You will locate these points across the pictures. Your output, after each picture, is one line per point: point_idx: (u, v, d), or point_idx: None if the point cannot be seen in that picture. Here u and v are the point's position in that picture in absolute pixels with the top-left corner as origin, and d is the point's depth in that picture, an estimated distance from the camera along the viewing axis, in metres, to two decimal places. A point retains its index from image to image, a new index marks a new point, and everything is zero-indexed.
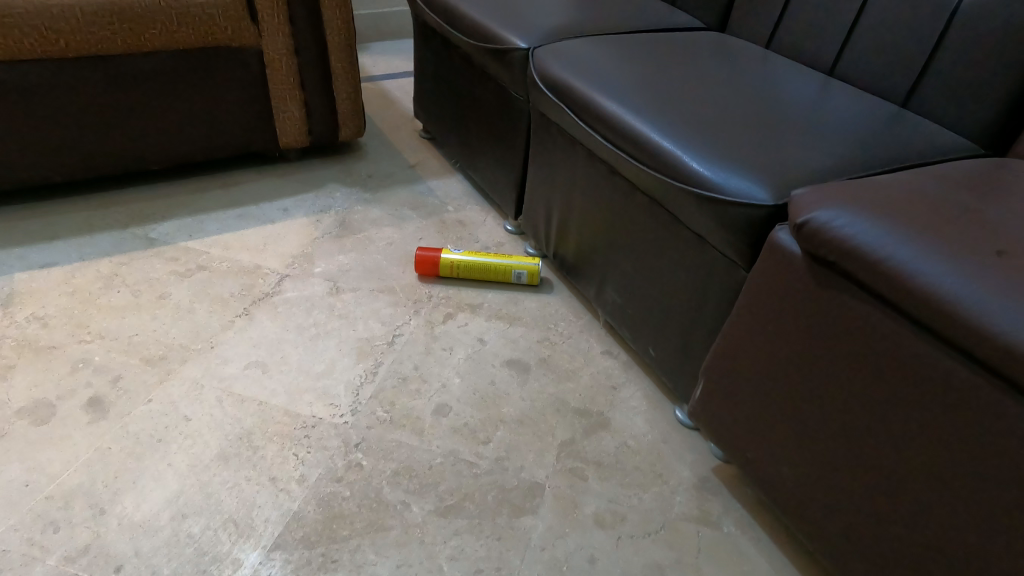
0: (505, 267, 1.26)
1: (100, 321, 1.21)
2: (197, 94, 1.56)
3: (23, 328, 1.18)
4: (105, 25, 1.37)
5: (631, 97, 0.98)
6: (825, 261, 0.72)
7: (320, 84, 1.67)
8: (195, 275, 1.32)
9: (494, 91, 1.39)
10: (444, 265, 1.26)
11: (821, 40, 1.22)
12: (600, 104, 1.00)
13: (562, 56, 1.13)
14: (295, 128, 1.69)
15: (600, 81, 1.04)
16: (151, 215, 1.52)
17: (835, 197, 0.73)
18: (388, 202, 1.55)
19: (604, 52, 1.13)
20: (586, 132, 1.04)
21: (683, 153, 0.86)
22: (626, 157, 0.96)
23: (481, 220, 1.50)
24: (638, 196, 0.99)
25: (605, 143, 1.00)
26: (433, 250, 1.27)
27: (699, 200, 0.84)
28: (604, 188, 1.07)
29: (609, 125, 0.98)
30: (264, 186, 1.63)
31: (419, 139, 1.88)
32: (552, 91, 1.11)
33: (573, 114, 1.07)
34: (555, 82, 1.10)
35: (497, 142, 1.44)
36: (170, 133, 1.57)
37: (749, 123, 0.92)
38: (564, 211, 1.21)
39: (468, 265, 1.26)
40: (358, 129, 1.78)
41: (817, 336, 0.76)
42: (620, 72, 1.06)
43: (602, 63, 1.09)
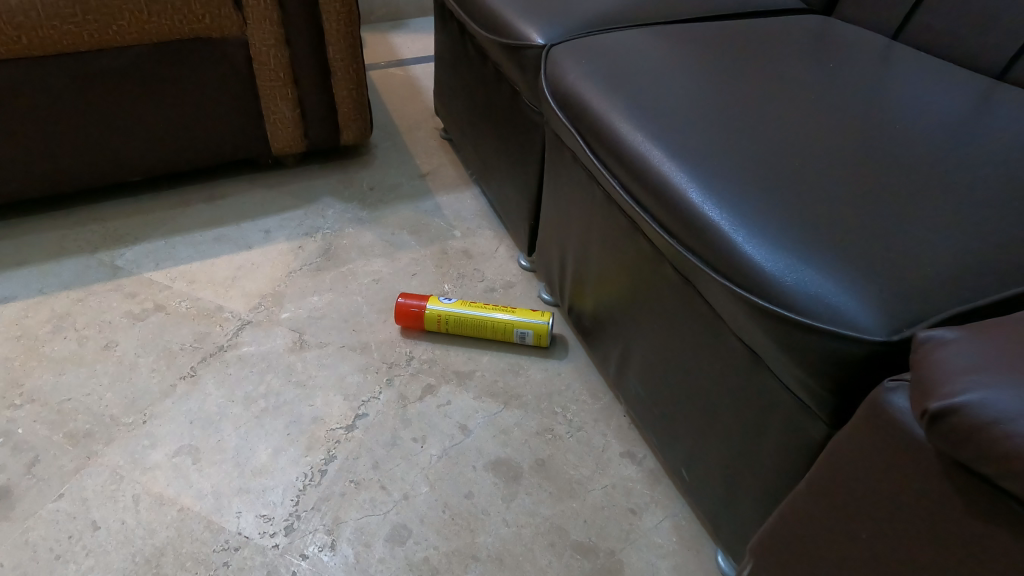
0: (505, 324, 0.99)
1: (31, 375, 1.02)
2: (176, 97, 1.30)
3: None
4: (70, 19, 1.13)
5: (673, 136, 0.69)
6: (990, 482, 0.39)
7: (317, 83, 1.38)
8: (149, 318, 1.12)
9: (508, 94, 1.10)
10: (429, 319, 1.00)
11: (993, 26, 0.85)
12: (630, 145, 0.71)
13: (586, 61, 0.83)
14: (289, 132, 1.41)
15: (633, 106, 0.74)
16: (125, 234, 1.31)
17: (1007, 363, 0.40)
18: (386, 223, 1.27)
19: (644, 57, 0.82)
20: (609, 180, 0.76)
21: (738, 236, 0.59)
22: (658, 228, 0.68)
23: (491, 250, 1.22)
24: (675, 275, 0.71)
25: (631, 200, 0.72)
26: (416, 297, 1.02)
27: (761, 313, 0.56)
28: (630, 252, 0.79)
29: (640, 177, 0.69)
30: (252, 200, 1.38)
31: (436, 141, 1.60)
32: (569, 115, 0.82)
33: (597, 147, 0.77)
34: (573, 103, 0.81)
35: (511, 157, 1.15)
36: (149, 140, 1.33)
37: (850, 184, 0.61)
38: (583, 261, 0.92)
39: (458, 319, 1.00)
40: (364, 130, 1.47)
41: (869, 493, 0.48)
42: (663, 92, 0.75)
43: (638, 78, 0.78)
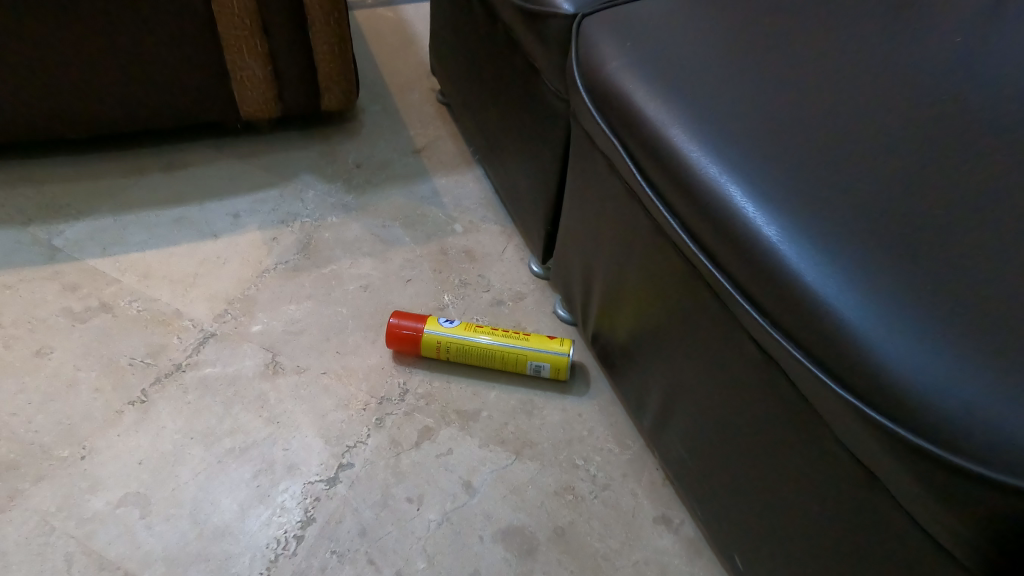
0: (517, 355, 0.84)
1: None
2: (115, 48, 1.03)
3: None
4: None
5: (756, 168, 0.54)
6: None
7: (290, 38, 1.06)
8: (91, 322, 0.92)
9: (522, 67, 0.84)
10: (426, 345, 0.85)
11: None
12: (697, 177, 0.56)
13: (631, 44, 0.65)
14: (261, 94, 1.12)
15: (700, 121, 0.58)
16: (66, 206, 1.07)
17: None
18: (376, 212, 1.09)
19: (710, 38, 0.64)
20: (662, 212, 0.61)
21: (873, 334, 0.44)
22: (732, 287, 0.54)
23: (498, 249, 1.05)
24: (749, 340, 0.56)
25: (692, 242, 0.58)
26: (411, 317, 0.86)
27: (883, 433, 0.43)
28: (682, 294, 0.63)
29: (708, 221, 0.55)
30: (217, 172, 1.14)
31: (431, 106, 1.28)
32: (608, 119, 0.65)
33: (648, 167, 0.61)
34: (616, 104, 0.64)
35: (523, 144, 0.92)
36: (82, 95, 1.07)
37: (999, 244, 0.47)
38: (614, 288, 0.76)
39: (461, 347, 0.85)
40: (350, 92, 1.16)
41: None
42: (737, 98, 0.59)
43: (704, 73, 0.61)
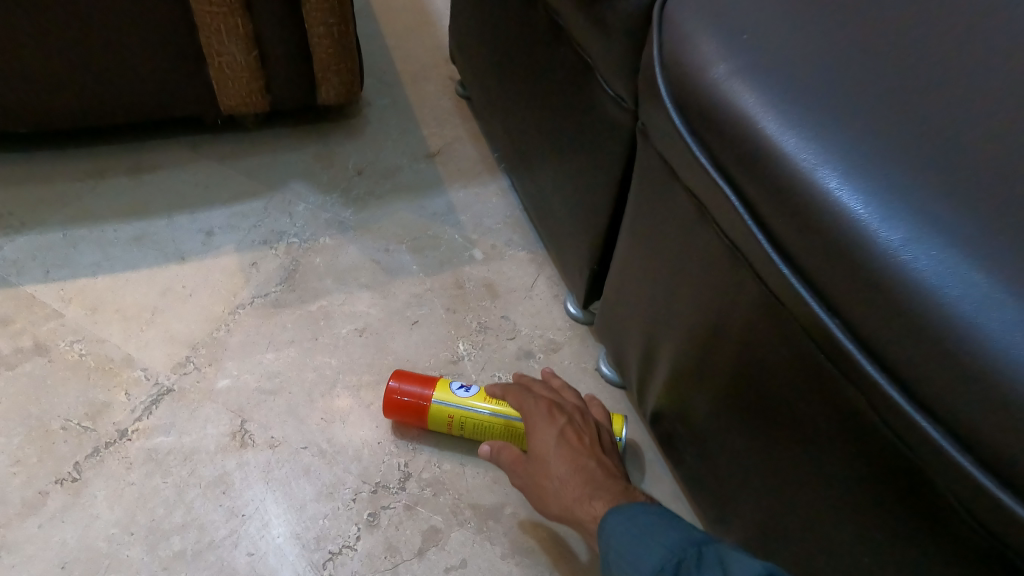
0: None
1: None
2: (60, 30, 0.82)
3: None
4: None
5: (995, 253, 0.32)
6: None
7: (279, 12, 0.86)
8: (22, 368, 0.74)
9: (568, 62, 0.62)
10: (434, 418, 0.68)
11: None
12: (886, 263, 0.34)
13: (748, 34, 0.42)
14: (243, 84, 0.91)
15: (882, 165, 0.36)
16: (8, 214, 0.88)
17: None
18: (378, 232, 0.90)
19: (873, 22, 0.41)
20: (810, 305, 0.39)
21: None
22: (956, 448, 0.32)
23: (527, 282, 0.84)
24: (977, 534, 0.34)
25: (870, 361, 0.36)
26: (416, 381, 0.69)
27: None
28: (823, 425, 0.42)
29: (906, 336, 0.34)
30: (191, 175, 0.95)
31: (450, 99, 1.07)
32: (714, 151, 0.43)
33: (787, 233, 0.39)
34: (729, 128, 0.41)
35: (565, 162, 0.72)
36: (21, 85, 0.86)
37: None
38: (693, 374, 0.55)
39: (479, 424, 0.67)
40: (351, 83, 0.96)
41: (576, 497, 0.55)
42: (940, 119, 0.37)
43: (874, 82, 0.39)
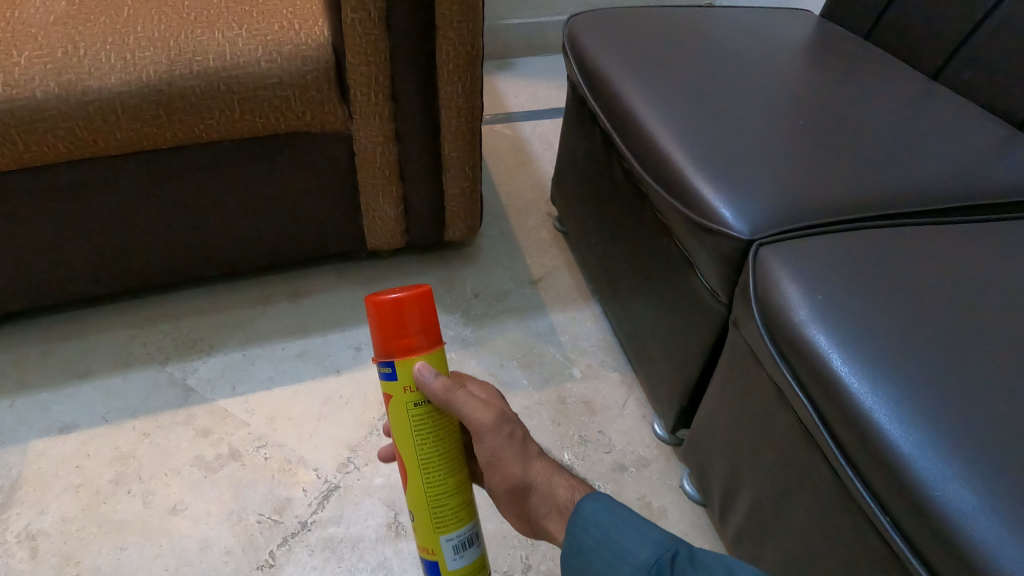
0: (466, 506, 0.62)
1: (82, 550, 0.87)
2: (266, 198, 1.09)
3: (8, 557, 0.87)
4: (154, 122, 0.96)
5: (1002, 485, 0.45)
6: None
7: (425, 180, 1.12)
8: (223, 471, 0.94)
9: (669, 253, 0.81)
10: (400, 367, 0.57)
11: None
12: (925, 483, 0.46)
13: (824, 293, 0.58)
14: (390, 231, 1.15)
15: (919, 407, 0.49)
16: (199, 340, 1.12)
17: None
18: (494, 349, 1.07)
19: (908, 292, 0.58)
20: (865, 498, 0.51)
21: None
22: None
23: (620, 401, 0.99)
24: None
25: (911, 552, 0.48)
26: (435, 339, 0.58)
27: None
28: None
29: (943, 545, 0.45)
30: (338, 300, 1.17)
31: (547, 232, 1.28)
32: (795, 366, 0.57)
33: (845, 433, 0.52)
34: (804, 351, 0.56)
35: (652, 315, 0.89)
36: (228, 242, 1.13)
37: None
38: (772, 519, 0.66)
39: (436, 416, 0.59)
40: (473, 226, 1.19)
41: (556, 480, 0.61)
42: (958, 376, 0.51)
43: (910, 342, 0.53)
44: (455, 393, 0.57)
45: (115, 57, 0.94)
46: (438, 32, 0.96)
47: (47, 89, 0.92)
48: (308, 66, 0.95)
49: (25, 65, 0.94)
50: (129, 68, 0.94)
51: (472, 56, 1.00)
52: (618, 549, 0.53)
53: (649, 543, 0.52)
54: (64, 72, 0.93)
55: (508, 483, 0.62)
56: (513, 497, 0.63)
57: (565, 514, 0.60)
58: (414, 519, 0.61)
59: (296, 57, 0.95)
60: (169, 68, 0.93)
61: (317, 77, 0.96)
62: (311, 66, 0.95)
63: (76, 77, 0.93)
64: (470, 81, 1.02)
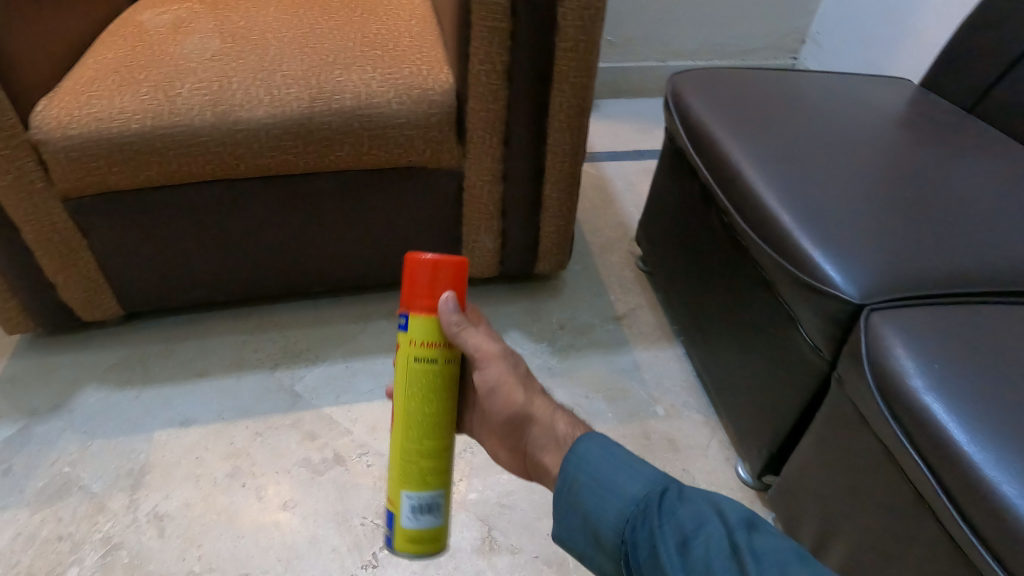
0: (438, 474, 0.69)
1: (203, 534, 0.96)
2: (379, 225, 1.19)
3: (140, 534, 0.97)
4: (292, 151, 1.07)
5: None
6: None
7: (523, 216, 1.20)
8: (329, 474, 1.02)
9: (769, 305, 0.86)
10: (411, 321, 0.65)
11: None
12: None
13: (940, 362, 0.62)
14: (486, 261, 1.24)
15: None
16: (305, 350, 1.22)
17: None
18: (580, 380, 1.12)
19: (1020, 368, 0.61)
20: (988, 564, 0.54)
21: None
22: None
23: (703, 442, 1.03)
24: None
25: None
26: (455, 291, 0.66)
27: None
28: None
29: None
30: None
31: (631, 271, 1.34)
32: (909, 428, 0.61)
33: (963, 497, 0.56)
34: (919, 415, 0.60)
35: (743, 362, 0.93)
36: (338, 262, 1.24)
37: None
38: (869, 570, 0.69)
39: (437, 373, 0.67)
40: (562, 261, 1.27)
41: (557, 416, 0.72)
42: None
43: None
44: (463, 330, 0.65)
45: (264, 91, 1.05)
46: (554, 84, 1.05)
47: (205, 117, 1.03)
48: (433, 109, 1.05)
49: (185, 95, 1.05)
50: (275, 101, 1.04)
51: (582, 108, 1.09)
52: (608, 482, 0.61)
53: (641, 480, 0.60)
54: (219, 103, 1.04)
55: (510, 413, 0.71)
56: (512, 429, 0.73)
57: (563, 444, 0.70)
58: (390, 469, 0.69)
59: (424, 101, 1.05)
60: (311, 104, 1.04)
61: (440, 119, 1.06)
62: (435, 109, 1.05)
63: (229, 108, 1.04)
64: (576, 130, 1.11)
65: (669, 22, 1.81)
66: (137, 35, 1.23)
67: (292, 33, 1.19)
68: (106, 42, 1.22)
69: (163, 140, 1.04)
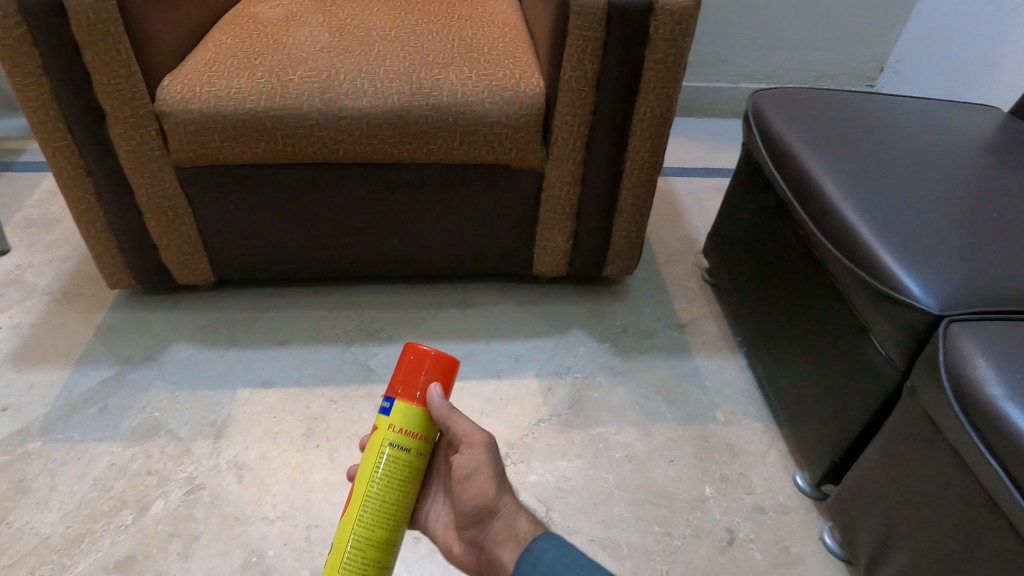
0: (378, 566, 0.69)
1: (278, 485, 1.03)
2: (459, 218, 1.26)
3: (221, 478, 1.04)
4: (388, 140, 1.15)
5: None
6: None
7: (597, 219, 1.25)
8: None
9: (841, 317, 0.88)
10: (395, 409, 0.69)
11: None
12: None
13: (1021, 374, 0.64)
14: (556, 259, 1.30)
15: None
16: (380, 329, 1.29)
17: None
18: (640, 380, 1.16)
19: None
20: None
21: None
22: None
23: (761, 450, 1.05)
24: None
25: None
26: (439, 382, 0.70)
27: None
28: None
29: None
30: (501, 314, 1.30)
31: (696, 282, 1.37)
32: (987, 436, 0.63)
33: None
34: (998, 423, 0.62)
35: (808, 372, 0.95)
36: (417, 249, 1.31)
37: None
38: None
39: (406, 461, 0.69)
40: (630, 266, 1.32)
41: (520, 514, 0.70)
42: None
43: None
44: (452, 417, 0.68)
45: (368, 84, 1.14)
46: (641, 94, 1.11)
47: (313, 103, 1.12)
48: (523, 110, 1.12)
49: (297, 82, 1.14)
50: (378, 93, 1.12)
51: (665, 119, 1.14)
52: None
53: None
54: (327, 91, 1.13)
55: (479, 502, 0.70)
56: (476, 519, 0.71)
57: (521, 543, 0.67)
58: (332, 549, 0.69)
59: (516, 101, 1.11)
60: (411, 98, 1.12)
61: (529, 120, 1.13)
62: (525, 110, 1.12)
63: (336, 96, 1.12)
64: (656, 140, 1.15)
65: (746, 44, 1.84)
66: (253, 25, 1.34)
67: (394, 32, 1.28)
68: (224, 30, 1.33)
69: (273, 122, 1.13)
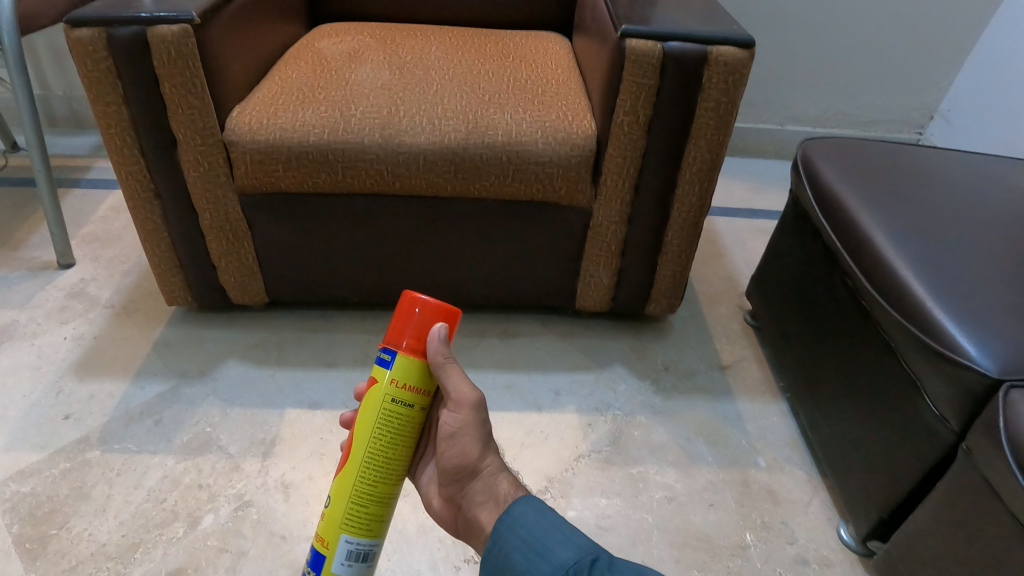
0: (377, 522, 0.73)
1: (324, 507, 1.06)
2: (507, 251, 1.30)
3: (269, 496, 1.08)
4: (442, 175, 1.19)
5: None
6: None
7: (642, 258, 1.27)
8: None
9: (891, 370, 0.88)
10: (395, 361, 0.69)
11: None
12: None
13: None
14: (599, 294, 1.32)
15: None
16: None
17: None
18: (681, 420, 1.16)
19: None
20: None
21: None
22: None
23: (804, 499, 1.04)
24: None
25: None
26: (440, 330, 0.70)
27: None
28: None
29: None
30: (543, 346, 1.32)
31: (738, 324, 1.37)
32: None
33: None
34: None
35: (855, 424, 0.95)
36: (463, 279, 1.34)
37: None
38: None
39: (405, 416, 0.71)
40: (672, 305, 1.33)
41: (501, 477, 0.74)
42: None
43: None
44: (448, 372, 0.69)
45: (427, 121, 1.19)
46: (691, 139, 1.13)
47: (373, 138, 1.17)
48: (575, 151, 1.15)
49: (358, 117, 1.20)
50: (435, 131, 1.17)
51: (714, 164, 1.16)
52: (539, 547, 0.65)
53: (573, 547, 0.64)
54: (386, 127, 1.18)
55: (461, 461, 0.73)
56: (457, 477, 0.74)
57: (501, 503, 0.72)
58: (331, 507, 0.72)
59: (569, 143, 1.15)
60: (467, 136, 1.16)
61: (580, 161, 1.16)
62: (578, 151, 1.15)
63: (395, 132, 1.17)
64: (704, 184, 1.17)
65: (793, 88, 1.85)
66: (318, 60, 1.41)
67: (451, 72, 1.34)
68: (290, 64, 1.40)
69: (334, 155, 1.19)
